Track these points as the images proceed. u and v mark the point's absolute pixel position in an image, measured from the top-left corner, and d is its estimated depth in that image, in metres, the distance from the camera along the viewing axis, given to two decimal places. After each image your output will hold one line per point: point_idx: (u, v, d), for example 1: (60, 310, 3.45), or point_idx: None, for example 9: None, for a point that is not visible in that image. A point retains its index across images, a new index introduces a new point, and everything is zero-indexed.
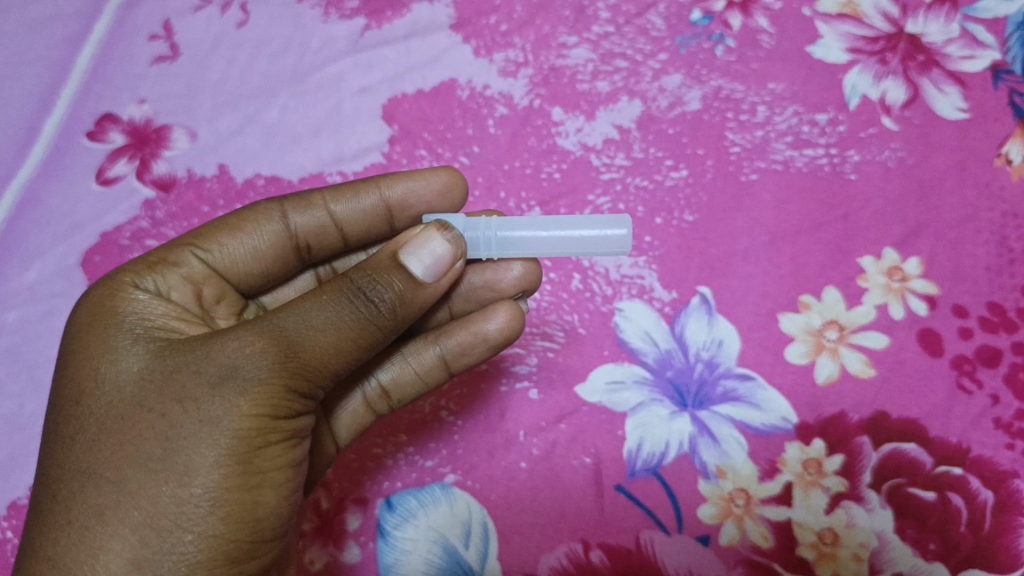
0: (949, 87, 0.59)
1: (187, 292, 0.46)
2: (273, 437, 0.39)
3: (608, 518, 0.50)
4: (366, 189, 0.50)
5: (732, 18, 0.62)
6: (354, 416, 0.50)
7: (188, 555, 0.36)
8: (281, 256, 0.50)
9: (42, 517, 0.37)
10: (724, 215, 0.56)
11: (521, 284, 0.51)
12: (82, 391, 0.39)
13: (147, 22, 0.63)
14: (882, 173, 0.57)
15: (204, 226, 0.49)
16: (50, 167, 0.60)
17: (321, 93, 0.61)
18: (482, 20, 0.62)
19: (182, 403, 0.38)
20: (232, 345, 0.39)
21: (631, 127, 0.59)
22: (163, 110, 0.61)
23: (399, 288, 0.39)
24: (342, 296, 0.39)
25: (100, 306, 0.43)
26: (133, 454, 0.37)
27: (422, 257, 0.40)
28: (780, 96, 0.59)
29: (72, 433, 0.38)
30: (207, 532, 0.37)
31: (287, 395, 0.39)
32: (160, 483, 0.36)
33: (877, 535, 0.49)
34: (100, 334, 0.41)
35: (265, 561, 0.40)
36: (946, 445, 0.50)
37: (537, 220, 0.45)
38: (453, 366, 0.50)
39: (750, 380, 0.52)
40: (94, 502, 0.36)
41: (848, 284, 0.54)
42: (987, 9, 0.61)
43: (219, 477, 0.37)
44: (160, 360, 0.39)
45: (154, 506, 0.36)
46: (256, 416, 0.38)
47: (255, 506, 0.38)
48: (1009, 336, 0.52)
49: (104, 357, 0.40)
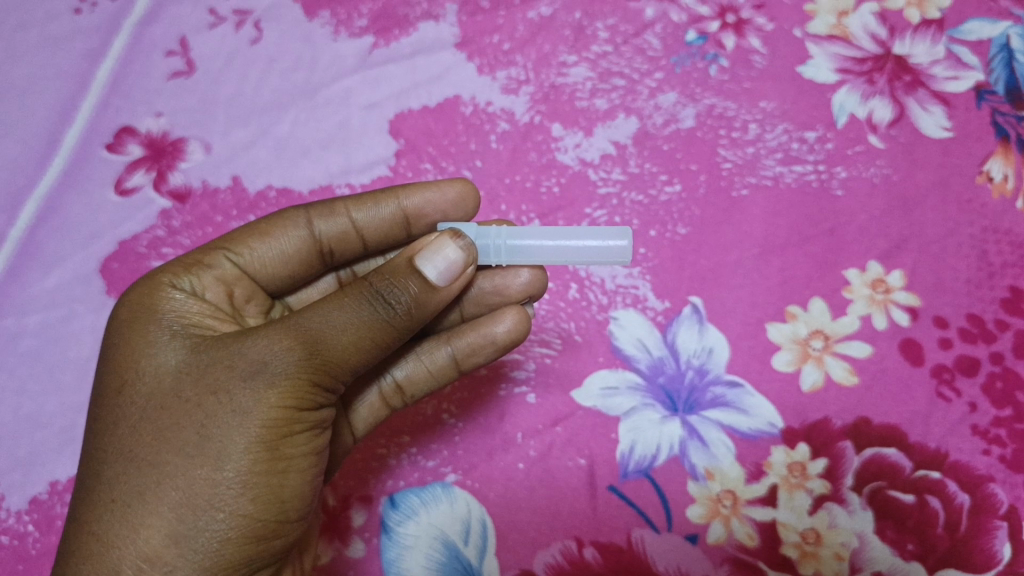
0: (934, 106, 0.62)
1: (220, 292, 0.49)
2: (298, 426, 0.42)
3: (601, 517, 0.52)
4: (386, 199, 0.52)
5: (725, 39, 0.64)
6: (370, 411, 0.53)
7: (220, 532, 0.39)
8: (306, 259, 0.53)
9: (88, 496, 0.40)
10: (716, 228, 0.59)
11: (528, 290, 0.53)
12: (124, 382, 0.42)
13: (164, 38, 0.66)
14: (868, 189, 0.59)
15: (235, 231, 0.52)
16: (69, 177, 0.62)
17: (331, 108, 0.64)
18: (485, 39, 0.65)
19: (215, 395, 0.40)
20: (261, 342, 0.41)
21: (628, 143, 0.62)
22: (178, 124, 0.64)
23: (414, 292, 0.42)
24: (361, 299, 0.41)
25: (139, 304, 0.46)
26: (171, 440, 0.40)
27: (436, 262, 0.42)
28: (770, 114, 0.62)
29: (115, 420, 0.41)
30: (238, 511, 0.40)
31: (312, 388, 0.41)
32: (195, 467, 0.39)
33: (858, 535, 0.51)
34: (140, 330, 0.44)
35: (290, 539, 0.43)
36: (925, 450, 0.52)
37: (545, 230, 0.47)
38: (464, 365, 0.53)
39: (738, 386, 0.54)
40: (134, 483, 0.39)
41: (833, 295, 0.56)
42: (972, 31, 0.64)
43: (248, 461, 0.40)
44: (196, 354, 0.42)
45: (190, 487, 0.39)
46: (283, 407, 0.41)
47: (280, 489, 0.41)
48: (987, 346, 0.54)
49: (144, 351, 0.43)
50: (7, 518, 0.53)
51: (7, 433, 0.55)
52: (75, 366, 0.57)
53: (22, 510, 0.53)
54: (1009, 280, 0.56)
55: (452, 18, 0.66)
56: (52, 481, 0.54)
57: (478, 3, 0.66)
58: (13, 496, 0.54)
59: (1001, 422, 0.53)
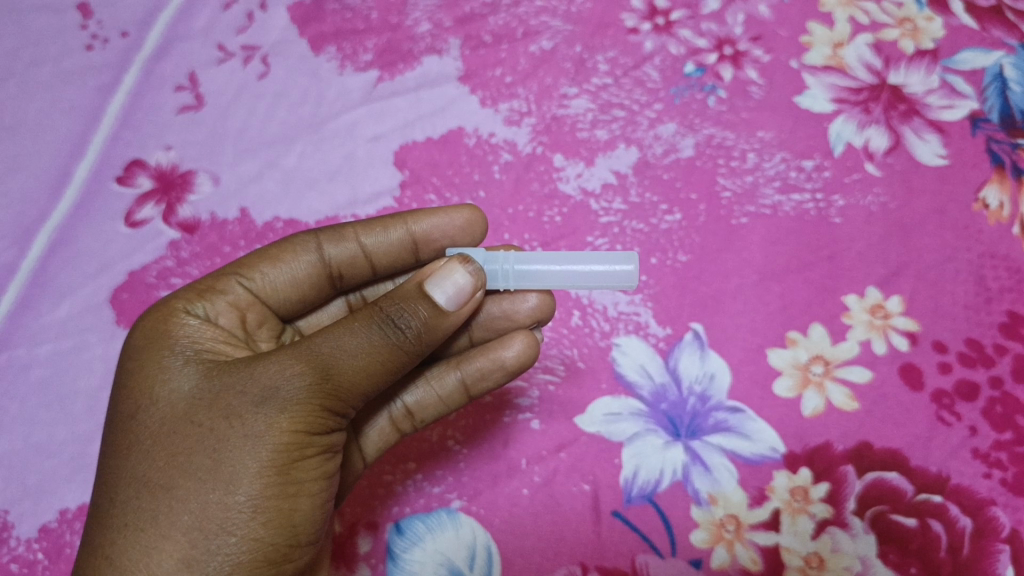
0: (930, 134, 0.63)
1: (233, 318, 0.50)
2: (309, 451, 0.42)
3: (605, 542, 0.52)
4: (395, 224, 0.53)
5: (723, 71, 0.66)
6: (380, 435, 0.53)
7: (231, 556, 0.40)
8: (316, 284, 0.54)
9: (101, 519, 0.41)
10: (716, 255, 0.59)
11: (534, 314, 0.54)
12: (139, 407, 0.43)
13: (173, 74, 0.68)
14: (866, 217, 0.60)
15: (246, 258, 0.53)
16: (80, 209, 0.63)
17: (337, 140, 0.65)
18: (488, 72, 0.66)
19: (228, 420, 0.41)
20: (273, 367, 0.42)
21: (628, 173, 0.63)
22: (187, 157, 0.65)
23: (424, 316, 0.43)
24: (372, 324, 0.42)
25: (152, 331, 0.47)
26: (185, 464, 0.40)
27: (445, 287, 0.43)
28: (768, 143, 0.63)
29: (129, 444, 0.42)
30: (248, 536, 0.40)
31: (323, 413, 0.42)
32: (208, 491, 0.40)
33: (861, 560, 0.51)
34: (155, 355, 0.45)
35: (299, 564, 0.43)
36: (926, 474, 0.53)
37: (551, 255, 0.48)
38: (473, 390, 0.54)
39: (740, 412, 0.55)
40: (147, 507, 0.40)
41: (833, 321, 0.57)
42: (966, 61, 0.65)
43: (259, 486, 0.41)
44: (209, 380, 0.43)
45: (202, 511, 0.40)
46: (295, 432, 0.41)
47: (290, 514, 0.42)
48: (987, 371, 0.55)
49: (158, 377, 0.44)
50: (17, 546, 0.54)
51: (17, 461, 0.56)
52: (86, 395, 0.57)
53: (31, 538, 0.54)
54: (1007, 304, 0.57)
55: (456, 52, 0.67)
56: (62, 509, 0.54)
57: (480, 37, 0.67)
58: (23, 523, 0.54)
59: (1002, 445, 0.53)
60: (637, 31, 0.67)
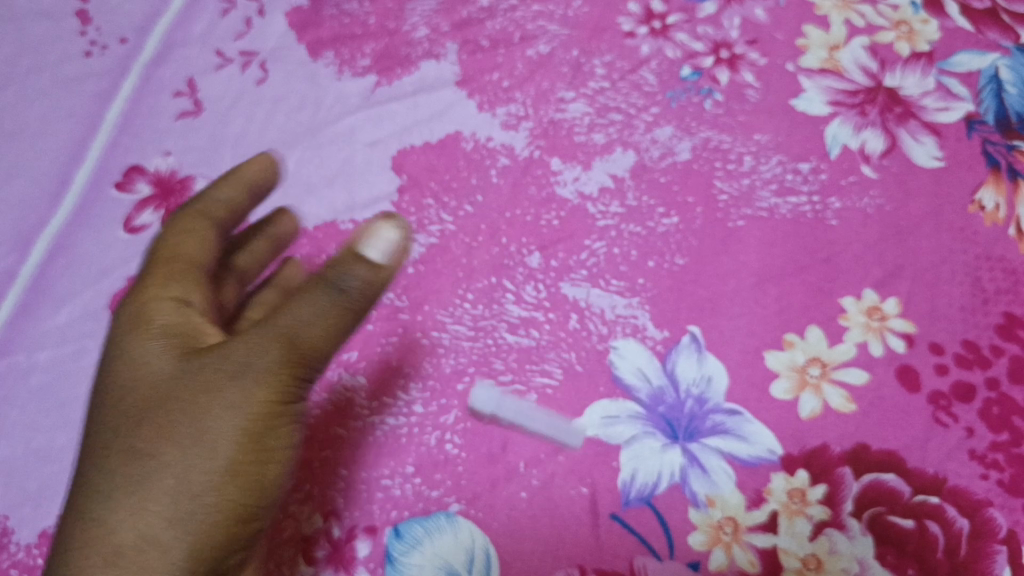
0: (925, 137, 0.63)
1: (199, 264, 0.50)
2: (279, 418, 0.43)
3: (603, 545, 0.52)
4: None
5: (719, 74, 0.66)
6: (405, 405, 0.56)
7: (206, 519, 0.41)
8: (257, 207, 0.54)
9: (86, 493, 0.42)
10: (712, 258, 0.60)
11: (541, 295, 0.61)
12: (119, 383, 0.44)
13: (172, 80, 0.68)
14: (862, 219, 0.60)
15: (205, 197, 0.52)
16: (79, 216, 0.63)
17: (335, 145, 0.65)
18: (485, 77, 0.67)
19: (194, 395, 0.42)
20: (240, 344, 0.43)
21: (626, 176, 0.63)
22: (186, 163, 0.65)
23: (365, 276, 0.42)
24: (322, 287, 0.42)
25: (132, 300, 0.47)
26: (158, 440, 0.41)
27: (379, 244, 0.43)
28: (765, 146, 0.63)
29: (111, 422, 0.43)
30: (220, 500, 0.41)
31: (289, 379, 0.43)
32: (175, 462, 0.41)
33: (859, 561, 0.51)
34: (132, 327, 0.46)
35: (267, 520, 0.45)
36: (923, 475, 0.53)
37: None
38: None
39: (737, 414, 0.55)
40: (125, 480, 0.41)
41: (829, 324, 0.57)
42: (961, 63, 0.66)
43: (227, 457, 0.41)
44: (179, 354, 0.44)
45: (176, 480, 0.41)
46: (264, 399, 0.42)
47: (262, 478, 0.43)
48: (983, 372, 0.55)
49: (136, 350, 0.45)
50: (17, 552, 0.54)
51: (17, 467, 0.56)
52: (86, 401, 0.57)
53: (31, 544, 0.54)
54: (1003, 306, 0.57)
55: (453, 57, 0.68)
56: None
57: (478, 42, 0.68)
58: (22, 529, 0.54)
59: (999, 447, 0.53)
60: (633, 35, 0.68)
